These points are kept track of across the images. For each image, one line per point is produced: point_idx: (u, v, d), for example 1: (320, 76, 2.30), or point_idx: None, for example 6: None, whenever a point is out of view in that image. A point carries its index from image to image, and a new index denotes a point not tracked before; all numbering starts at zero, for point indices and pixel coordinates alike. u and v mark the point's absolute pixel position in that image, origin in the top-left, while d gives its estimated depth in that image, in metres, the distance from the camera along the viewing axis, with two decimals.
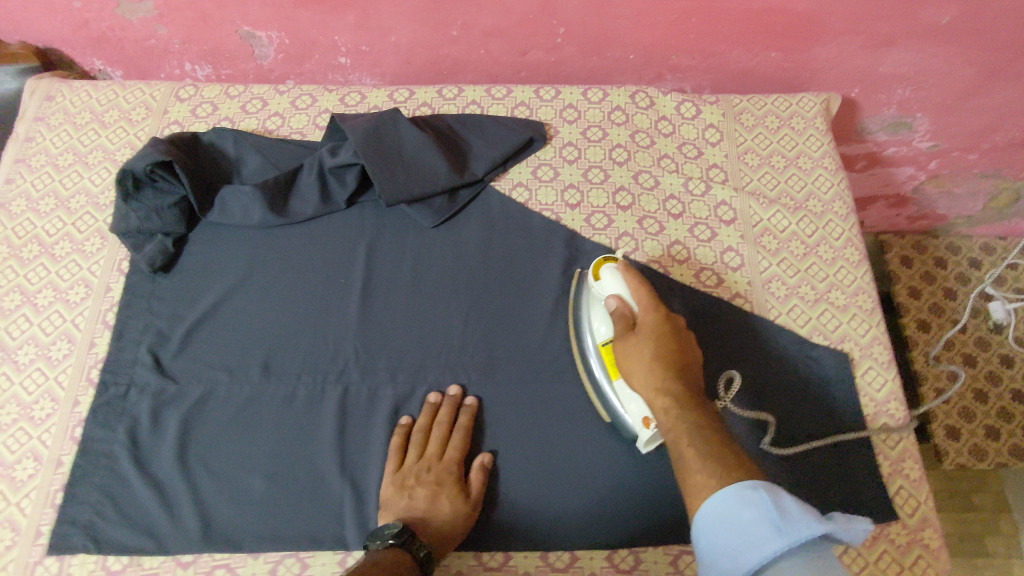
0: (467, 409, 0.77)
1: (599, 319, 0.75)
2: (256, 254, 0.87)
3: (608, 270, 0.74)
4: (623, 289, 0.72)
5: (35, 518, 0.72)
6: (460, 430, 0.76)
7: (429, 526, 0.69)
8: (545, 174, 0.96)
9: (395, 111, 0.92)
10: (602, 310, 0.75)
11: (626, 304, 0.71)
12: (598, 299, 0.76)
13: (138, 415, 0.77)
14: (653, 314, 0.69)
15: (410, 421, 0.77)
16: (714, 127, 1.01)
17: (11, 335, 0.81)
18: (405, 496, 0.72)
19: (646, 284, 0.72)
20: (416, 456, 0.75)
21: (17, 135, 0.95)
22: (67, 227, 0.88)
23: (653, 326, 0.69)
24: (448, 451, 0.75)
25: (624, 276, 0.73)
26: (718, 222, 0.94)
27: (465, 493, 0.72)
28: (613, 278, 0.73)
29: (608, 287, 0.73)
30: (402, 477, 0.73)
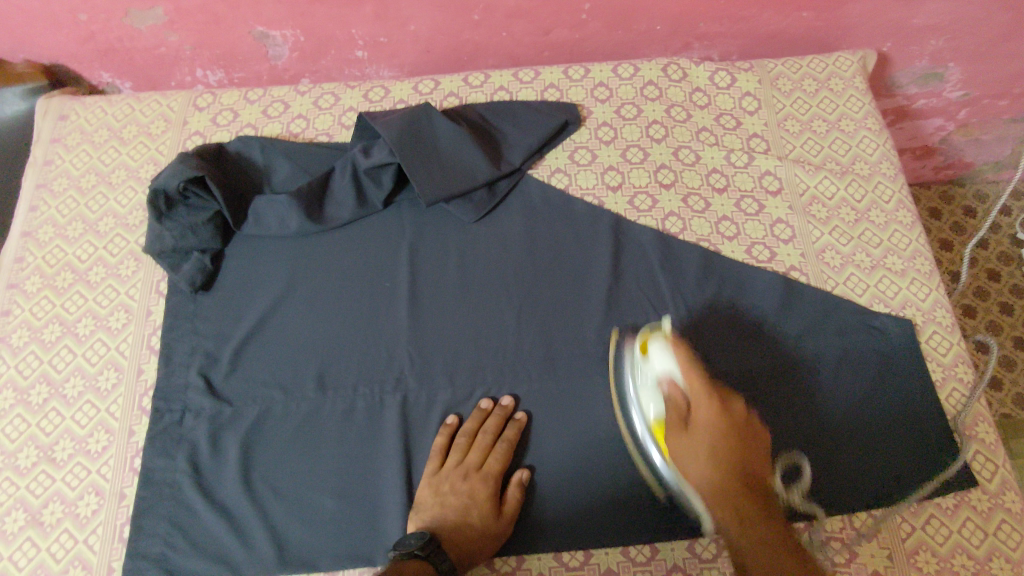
0: (514, 424, 0.75)
1: (648, 403, 0.70)
2: (296, 263, 0.84)
3: (655, 347, 0.70)
4: (675, 371, 0.68)
5: (105, 554, 0.70)
6: (504, 443, 0.73)
7: (453, 537, 0.68)
8: (583, 158, 0.93)
9: (427, 106, 0.89)
10: (651, 390, 0.70)
11: (678, 387, 0.67)
12: (643, 376, 0.71)
13: (198, 440, 0.75)
14: (711, 410, 0.65)
15: (455, 422, 0.75)
16: (751, 95, 0.97)
17: (56, 368, 0.79)
18: (435, 504, 0.70)
19: (694, 359, 0.69)
20: (456, 463, 0.73)
21: (35, 158, 0.92)
22: (99, 251, 0.86)
23: (708, 419, 0.65)
24: (488, 462, 0.72)
25: (673, 352, 0.69)
26: (764, 193, 0.91)
27: (496, 509, 0.70)
28: (661, 353, 0.69)
29: (658, 365, 0.69)
30: (436, 484, 0.72)
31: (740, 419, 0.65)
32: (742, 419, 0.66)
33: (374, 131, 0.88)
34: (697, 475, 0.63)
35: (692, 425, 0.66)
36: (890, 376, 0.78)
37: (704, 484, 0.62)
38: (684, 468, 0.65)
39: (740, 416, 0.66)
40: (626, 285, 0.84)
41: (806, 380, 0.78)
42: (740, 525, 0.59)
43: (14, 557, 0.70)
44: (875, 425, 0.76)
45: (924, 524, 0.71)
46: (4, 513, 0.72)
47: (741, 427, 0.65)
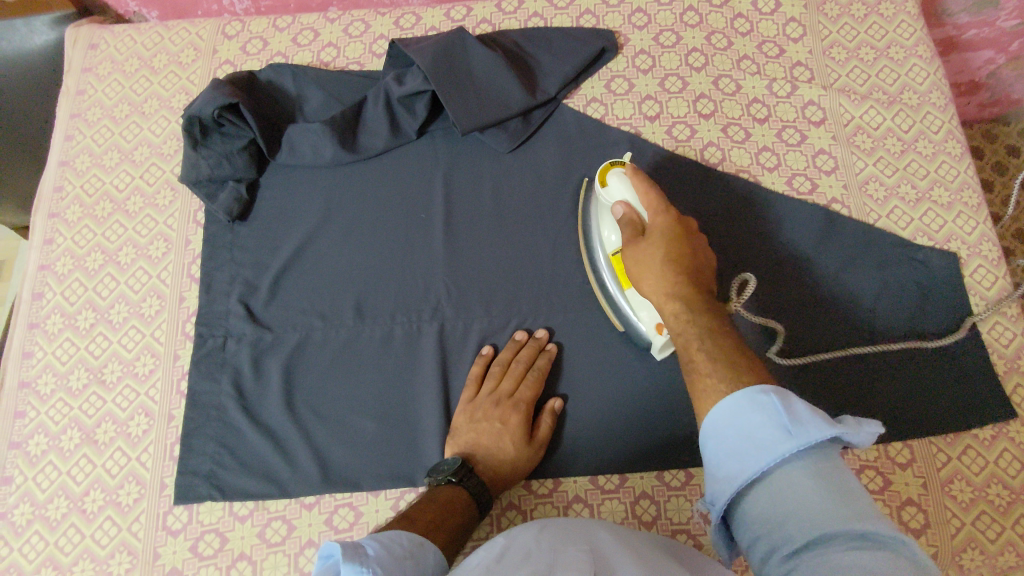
0: (546, 353, 0.75)
1: (608, 234, 0.72)
2: (332, 193, 0.84)
3: (614, 175, 0.69)
4: (631, 196, 0.67)
5: (158, 471, 0.73)
6: (536, 372, 0.74)
7: (488, 461, 0.69)
8: (619, 87, 0.90)
9: (461, 31, 0.86)
10: (611, 219, 0.71)
11: (633, 212, 0.67)
12: (603, 201, 0.72)
13: (241, 365, 0.77)
14: (661, 215, 0.64)
15: (490, 352, 0.76)
16: (796, 21, 0.93)
17: (100, 294, 0.81)
18: (470, 430, 0.71)
19: (653, 185, 0.66)
20: (489, 391, 0.73)
21: (67, 87, 0.92)
22: (136, 180, 0.86)
23: (659, 223, 0.64)
24: (520, 391, 0.72)
25: (631, 180, 0.67)
26: (807, 124, 0.88)
27: (530, 435, 0.71)
28: (619, 181, 0.68)
29: (615, 193, 0.69)
30: (471, 411, 0.72)
31: (698, 250, 0.64)
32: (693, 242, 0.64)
33: (407, 59, 0.86)
34: (646, 283, 0.63)
35: (645, 235, 0.64)
36: (930, 308, 0.77)
37: (656, 295, 0.61)
38: (636, 277, 0.64)
39: (693, 245, 0.63)
40: None
41: (841, 316, 0.77)
42: (671, 286, 0.60)
43: (71, 472, 0.73)
44: (912, 358, 0.75)
45: (960, 454, 0.72)
46: (59, 431, 0.75)
47: (691, 250, 0.63)
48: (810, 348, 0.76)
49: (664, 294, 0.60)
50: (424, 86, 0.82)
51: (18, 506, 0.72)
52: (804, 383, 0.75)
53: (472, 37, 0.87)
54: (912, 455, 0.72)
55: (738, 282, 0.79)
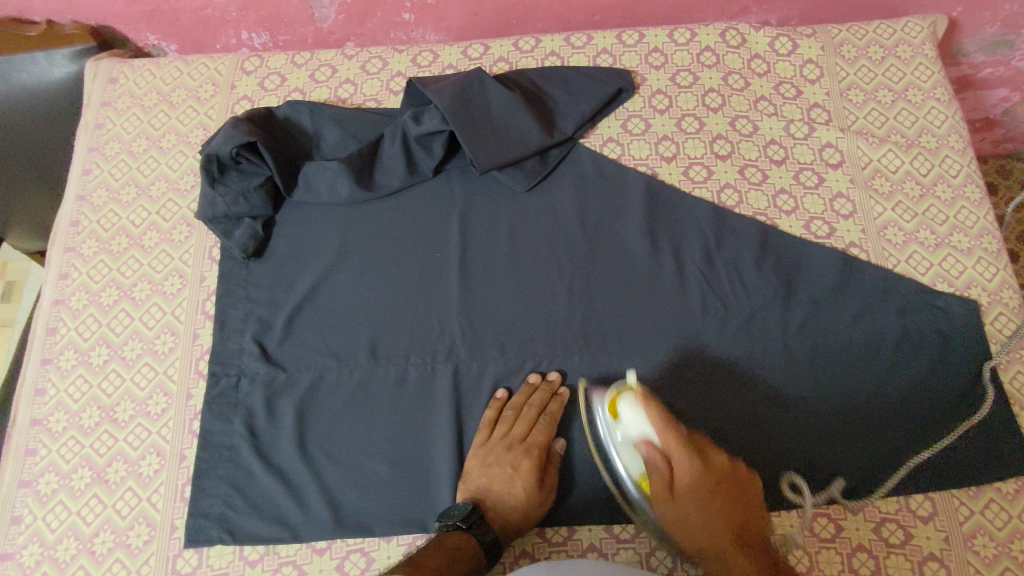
0: (558, 397, 0.74)
1: (628, 459, 0.67)
2: (347, 230, 0.84)
3: (626, 406, 0.67)
4: (649, 430, 0.65)
5: (168, 512, 0.72)
6: (549, 417, 0.73)
7: (499, 507, 0.69)
8: (636, 127, 0.90)
9: (480, 71, 0.86)
10: (628, 449, 0.67)
11: (655, 447, 0.64)
12: (618, 438, 0.68)
13: (253, 405, 0.76)
14: (690, 464, 0.63)
15: (504, 396, 0.75)
16: (813, 62, 0.93)
17: (114, 330, 0.80)
18: (481, 474, 0.71)
19: (668, 416, 0.65)
20: (502, 435, 0.72)
21: (86, 121, 0.93)
22: (152, 216, 0.86)
23: (693, 480, 0.63)
24: (532, 435, 0.72)
25: (647, 413, 0.65)
26: (825, 166, 0.88)
27: (541, 481, 0.70)
28: (634, 414, 0.66)
29: (631, 427, 0.66)
30: (483, 454, 0.72)
31: (721, 473, 0.65)
32: (722, 475, 0.65)
33: (425, 98, 0.86)
34: (692, 543, 0.63)
35: (676, 486, 0.64)
36: (945, 357, 0.76)
37: None
38: (676, 533, 0.64)
39: (717, 470, 0.65)
40: (680, 259, 0.82)
41: (855, 362, 0.77)
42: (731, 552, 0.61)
43: (81, 512, 0.72)
44: (930, 404, 0.75)
45: (982, 508, 0.70)
46: (69, 470, 0.74)
47: (725, 485, 0.64)
48: (820, 394, 0.75)
49: (722, 545, 0.62)
50: (442, 126, 0.83)
51: (27, 547, 0.71)
52: (820, 431, 0.74)
53: (491, 77, 0.87)
54: (933, 508, 0.71)
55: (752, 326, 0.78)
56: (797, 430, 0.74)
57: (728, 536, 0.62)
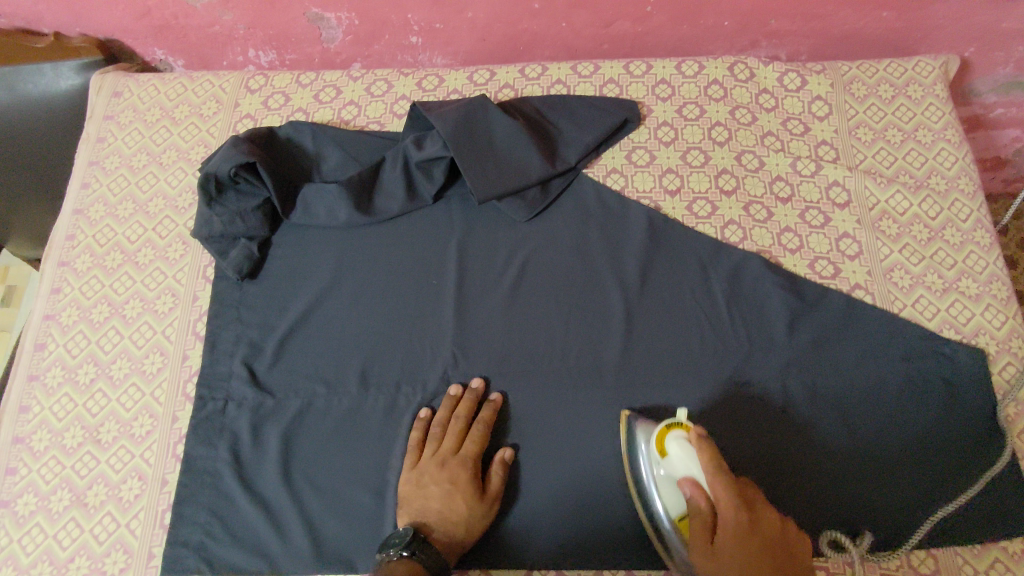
0: (490, 405, 0.74)
1: (670, 499, 0.64)
2: (344, 254, 0.83)
3: (675, 443, 0.64)
4: (695, 470, 0.62)
5: (146, 539, 0.70)
6: (480, 425, 0.72)
7: (443, 527, 0.67)
8: (640, 159, 0.89)
9: (484, 98, 0.86)
10: (670, 486, 0.64)
11: (702, 492, 0.61)
12: (664, 477, 0.65)
13: (239, 431, 0.74)
14: (736, 512, 0.58)
15: (428, 414, 0.74)
16: (822, 99, 0.92)
17: (103, 348, 0.79)
18: (418, 496, 0.69)
19: (720, 460, 0.61)
20: (433, 452, 0.71)
21: (88, 135, 0.92)
22: (148, 233, 0.85)
23: (737, 520, 0.58)
24: (465, 446, 0.71)
25: (695, 451, 0.62)
26: (831, 206, 0.86)
27: (482, 492, 0.69)
28: (682, 452, 0.63)
29: (680, 467, 0.63)
30: (416, 477, 0.70)
31: (775, 531, 0.59)
32: (780, 549, 0.59)
33: (428, 122, 0.85)
34: None
35: (717, 536, 0.59)
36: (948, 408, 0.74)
37: None
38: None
39: (770, 515, 0.60)
40: (681, 295, 0.80)
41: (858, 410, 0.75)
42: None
43: (58, 536, 0.70)
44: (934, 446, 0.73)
45: (987, 567, 0.68)
46: (49, 491, 0.73)
47: (785, 574, 0.57)
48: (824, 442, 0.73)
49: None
50: (443, 152, 0.82)
51: (1, 570, 0.69)
52: (819, 471, 0.72)
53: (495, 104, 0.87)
54: (936, 564, 0.68)
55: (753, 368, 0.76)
56: (797, 472, 0.72)
57: None
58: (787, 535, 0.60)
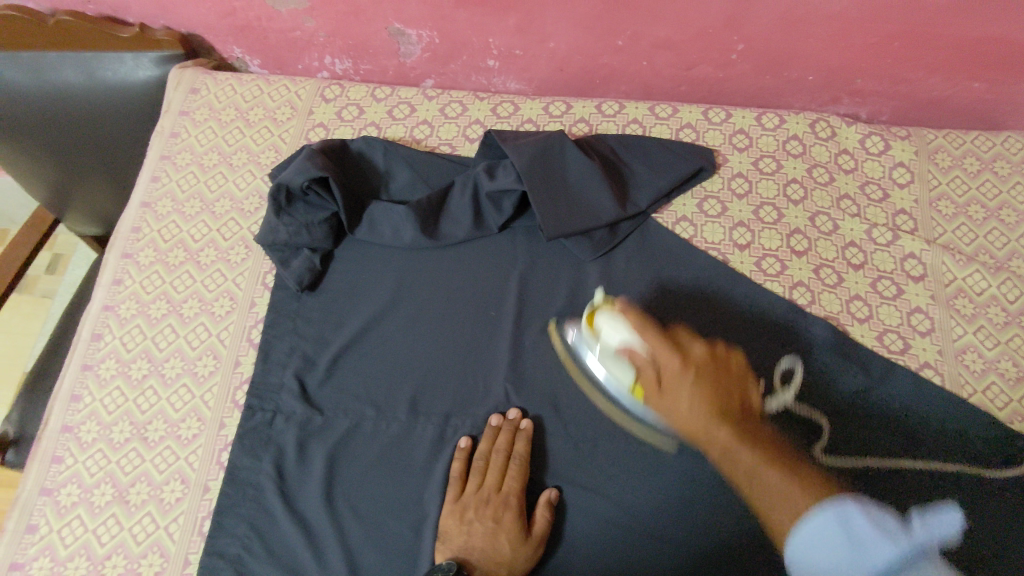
0: (523, 435, 0.72)
1: (616, 370, 0.65)
2: (404, 276, 0.82)
3: (604, 319, 0.66)
4: (626, 331, 0.63)
5: (183, 545, 0.70)
6: (518, 459, 0.71)
7: (486, 564, 0.66)
8: (712, 209, 0.87)
9: (562, 135, 0.85)
10: (612, 360, 0.65)
11: (637, 351, 0.61)
12: (602, 352, 0.67)
13: (285, 445, 0.74)
14: (671, 351, 0.58)
15: (469, 444, 0.73)
16: (904, 166, 0.90)
17: (158, 345, 0.79)
18: (461, 531, 0.68)
19: (646, 319, 0.63)
20: (476, 486, 0.71)
21: (163, 128, 0.93)
22: (213, 233, 0.85)
23: (673, 359, 0.58)
24: (507, 481, 0.70)
25: (621, 318, 0.64)
26: (905, 278, 0.83)
27: (525, 532, 0.67)
28: (612, 325, 0.64)
29: (611, 338, 0.64)
30: (458, 511, 0.70)
31: (710, 352, 0.59)
32: (704, 353, 0.59)
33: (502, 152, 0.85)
34: (678, 421, 0.57)
35: (661, 383, 0.58)
36: (1005, 522, 0.69)
37: (691, 428, 0.56)
38: (672, 423, 0.57)
39: (698, 343, 0.60)
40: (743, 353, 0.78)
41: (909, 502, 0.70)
42: (712, 438, 0.54)
43: (97, 531, 0.70)
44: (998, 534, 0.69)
45: None
46: (92, 485, 0.73)
47: (711, 369, 0.58)
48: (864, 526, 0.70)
49: (703, 431, 0.55)
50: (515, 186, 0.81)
51: (38, 560, 0.70)
52: None
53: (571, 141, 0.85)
54: None
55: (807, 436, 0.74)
56: None
57: (717, 413, 0.55)
58: (721, 356, 0.59)
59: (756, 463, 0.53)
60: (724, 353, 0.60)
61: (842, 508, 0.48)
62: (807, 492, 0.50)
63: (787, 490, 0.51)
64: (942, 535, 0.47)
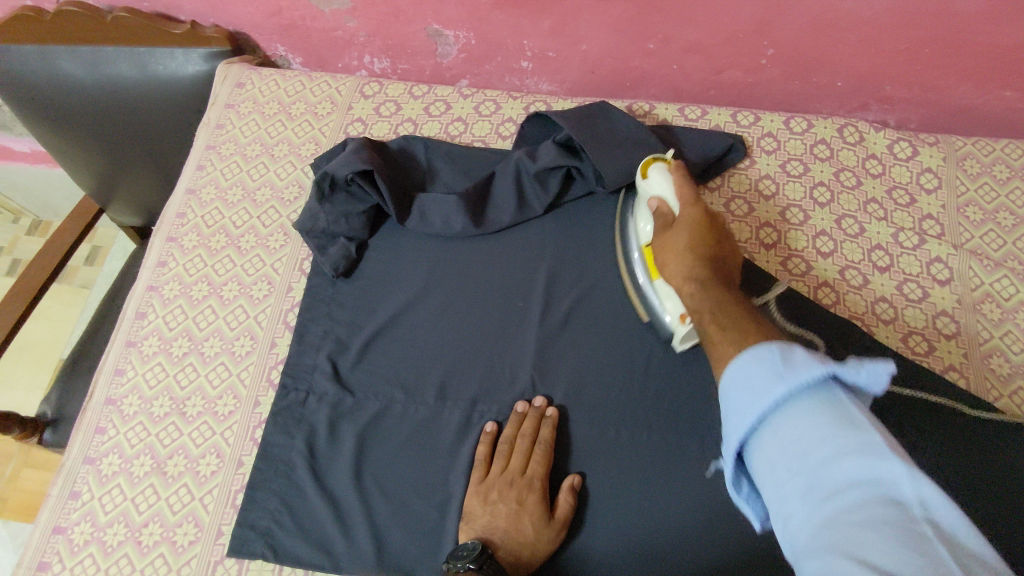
0: (550, 421, 0.74)
1: (642, 227, 0.76)
2: (437, 265, 0.84)
3: (655, 170, 0.75)
4: (666, 191, 0.73)
5: (217, 516, 0.72)
6: (543, 445, 0.72)
7: (510, 545, 0.68)
8: (739, 209, 0.89)
9: (604, 104, 0.89)
10: (646, 212, 0.76)
11: (667, 207, 0.72)
12: (643, 198, 0.77)
13: (317, 424, 0.76)
14: (690, 206, 0.70)
15: (495, 429, 0.75)
16: (932, 172, 0.90)
17: (198, 325, 0.82)
18: (485, 512, 0.70)
19: (691, 183, 0.73)
20: (501, 469, 0.72)
21: (209, 120, 0.97)
22: (253, 220, 0.89)
23: (689, 211, 0.70)
24: (532, 465, 0.72)
25: (670, 176, 0.74)
26: (931, 281, 0.83)
27: (548, 515, 0.69)
28: (660, 176, 0.74)
29: (653, 187, 0.74)
30: (483, 493, 0.71)
31: (718, 224, 0.69)
32: (718, 223, 0.70)
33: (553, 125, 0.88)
34: (672, 262, 0.67)
35: (672, 225, 0.70)
36: None
37: (677, 274, 0.65)
38: (665, 255, 0.69)
39: (720, 220, 0.71)
40: None
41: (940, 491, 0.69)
42: (701, 290, 0.61)
43: (136, 500, 0.73)
44: None
45: None
46: (132, 455, 0.76)
47: (716, 234, 0.68)
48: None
49: (689, 269, 0.64)
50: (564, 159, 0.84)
51: (79, 525, 0.73)
52: None
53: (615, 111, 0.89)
54: None
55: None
56: None
57: (702, 264, 0.64)
58: (727, 235, 0.70)
59: (712, 295, 0.59)
60: (731, 237, 0.71)
61: (784, 348, 0.44)
62: (761, 334, 0.51)
63: (740, 331, 0.52)
64: (866, 385, 0.42)
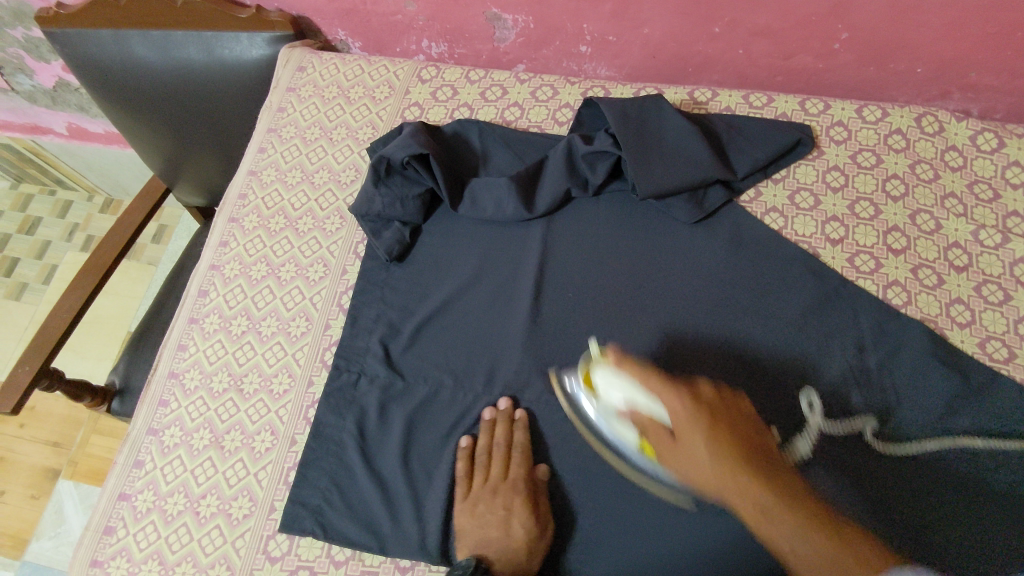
0: (521, 425, 0.74)
1: (624, 430, 0.65)
2: (489, 252, 0.84)
3: (601, 380, 0.65)
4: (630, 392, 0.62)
5: (270, 492, 0.74)
6: (518, 450, 0.72)
7: (503, 556, 0.67)
8: (804, 202, 0.85)
9: (659, 98, 0.86)
10: (619, 420, 0.65)
11: (654, 410, 0.60)
12: (604, 410, 0.66)
13: (367, 406, 0.77)
14: (686, 410, 0.58)
15: (468, 441, 0.74)
16: (1020, 165, 0.84)
17: (257, 305, 0.85)
18: (475, 526, 0.70)
19: (647, 371, 0.62)
20: (483, 480, 0.72)
21: (272, 103, 0.99)
22: (311, 203, 0.90)
23: (684, 411, 0.58)
24: (512, 471, 0.71)
25: (625, 374, 0.63)
26: (1014, 283, 0.78)
27: (535, 515, 0.68)
28: (613, 385, 0.63)
29: (613, 398, 0.64)
30: (470, 506, 0.71)
31: (717, 403, 0.59)
32: (712, 397, 0.60)
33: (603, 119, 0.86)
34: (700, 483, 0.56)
35: (678, 437, 0.58)
36: None
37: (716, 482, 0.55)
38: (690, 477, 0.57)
39: (714, 400, 0.60)
40: (828, 349, 0.75)
41: (984, 517, 0.66)
42: (741, 488, 0.53)
43: (195, 472, 0.76)
44: None
45: None
46: (192, 429, 0.79)
47: (720, 410, 0.59)
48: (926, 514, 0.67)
49: (721, 481, 0.54)
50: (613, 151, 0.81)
51: (143, 492, 0.76)
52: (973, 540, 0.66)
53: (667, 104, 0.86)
54: None
55: (899, 424, 0.71)
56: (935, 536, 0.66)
57: (744, 467, 0.54)
58: (726, 400, 0.60)
59: (788, 513, 0.51)
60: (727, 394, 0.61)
61: None
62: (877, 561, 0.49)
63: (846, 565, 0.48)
64: None
